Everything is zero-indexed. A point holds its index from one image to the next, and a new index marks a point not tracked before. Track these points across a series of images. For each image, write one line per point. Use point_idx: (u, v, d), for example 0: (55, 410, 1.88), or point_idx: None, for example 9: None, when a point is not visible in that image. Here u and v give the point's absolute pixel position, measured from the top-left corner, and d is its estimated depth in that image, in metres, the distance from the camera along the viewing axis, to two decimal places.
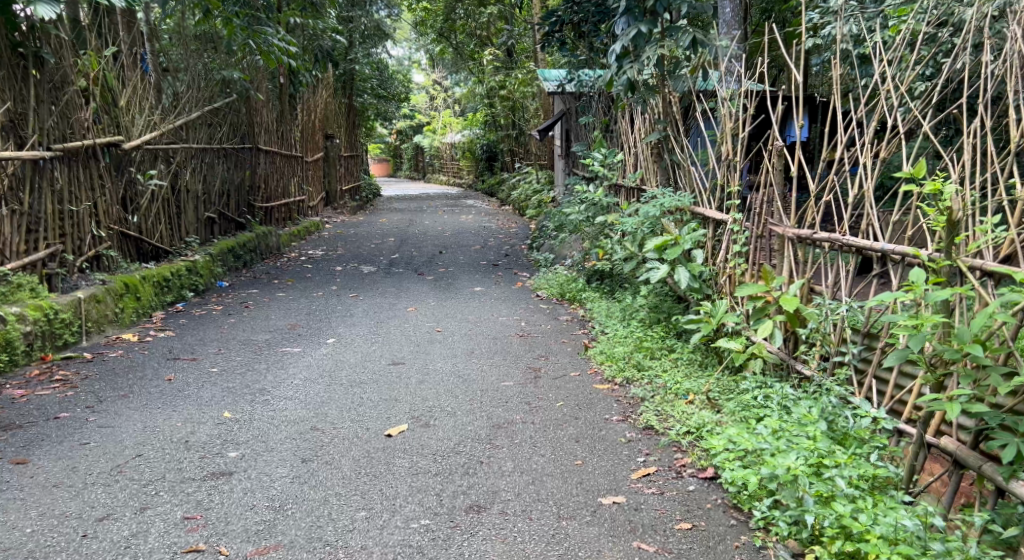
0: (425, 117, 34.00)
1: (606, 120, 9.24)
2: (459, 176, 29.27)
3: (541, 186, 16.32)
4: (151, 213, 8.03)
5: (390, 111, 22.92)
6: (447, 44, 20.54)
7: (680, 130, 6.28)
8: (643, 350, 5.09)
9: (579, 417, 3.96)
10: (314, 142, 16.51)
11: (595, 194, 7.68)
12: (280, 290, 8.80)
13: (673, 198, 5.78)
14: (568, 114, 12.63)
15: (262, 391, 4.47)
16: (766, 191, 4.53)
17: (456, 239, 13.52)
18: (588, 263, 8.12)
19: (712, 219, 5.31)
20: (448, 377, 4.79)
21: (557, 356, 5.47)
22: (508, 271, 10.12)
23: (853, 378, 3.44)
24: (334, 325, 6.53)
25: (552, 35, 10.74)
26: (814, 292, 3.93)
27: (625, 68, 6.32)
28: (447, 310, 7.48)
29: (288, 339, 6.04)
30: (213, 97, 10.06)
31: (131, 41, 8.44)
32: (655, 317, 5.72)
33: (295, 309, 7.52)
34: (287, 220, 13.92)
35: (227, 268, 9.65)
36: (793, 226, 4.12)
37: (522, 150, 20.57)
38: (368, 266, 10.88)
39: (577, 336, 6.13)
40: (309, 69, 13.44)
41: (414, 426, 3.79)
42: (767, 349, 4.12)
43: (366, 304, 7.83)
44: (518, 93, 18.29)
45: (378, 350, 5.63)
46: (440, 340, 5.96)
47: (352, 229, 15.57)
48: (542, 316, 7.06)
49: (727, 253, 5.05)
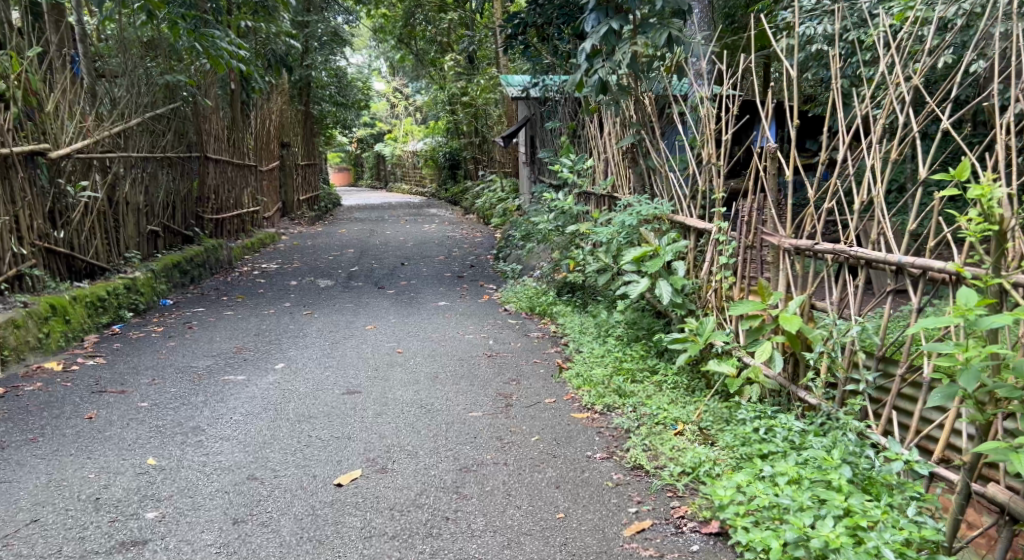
0: (386, 125, 33.42)
1: (574, 124, 8.81)
2: (422, 184, 28.67)
3: (506, 194, 15.89)
4: (84, 228, 7.45)
5: (349, 119, 22.35)
6: (407, 50, 20.08)
7: (655, 133, 5.87)
8: (622, 373, 4.65)
9: (558, 455, 3.50)
10: (269, 150, 15.91)
11: (564, 201, 7.24)
12: (229, 308, 8.22)
13: (650, 206, 5.38)
14: (534, 119, 12.17)
15: (196, 430, 3.94)
16: (755, 198, 4.13)
17: (419, 250, 13.00)
18: (558, 274, 7.68)
19: (692, 227, 4.91)
20: (410, 408, 4.29)
21: (530, 380, 5.01)
22: (473, 283, 9.63)
23: (869, 409, 3.03)
24: (285, 348, 6.00)
25: (515, 37, 10.31)
26: (817, 310, 3.51)
27: (595, 68, 5.89)
28: (409, 327, 6.97)
29: (233, 365, 5.50)
30: (156, 104, 9.46)
31: (60, 43, 7.89)
32: (634, 335, 5.29)
33: (243, 330, 6.96)
34: (240, 231, 13.29)
35: (172, 285, 9.06)
36: (790, 235, 3.70)
37: (485, 158, 20.08)
38: (326, 280, 10.32)
39: (550, 355, 5.69)
40: (262, 75, 12.84)
41: (368, 471, 3.30)
42: (764, 374, 3.67)
43: (321, 322, 7.31)
44: (480, 99, 17.81)
45: (332, 377, 5.10)
46: (402, 363, 5.46)
47: (310, 240, 14.96)
48: (511, 333, 6.59)
49: (711, 265, 4.65)
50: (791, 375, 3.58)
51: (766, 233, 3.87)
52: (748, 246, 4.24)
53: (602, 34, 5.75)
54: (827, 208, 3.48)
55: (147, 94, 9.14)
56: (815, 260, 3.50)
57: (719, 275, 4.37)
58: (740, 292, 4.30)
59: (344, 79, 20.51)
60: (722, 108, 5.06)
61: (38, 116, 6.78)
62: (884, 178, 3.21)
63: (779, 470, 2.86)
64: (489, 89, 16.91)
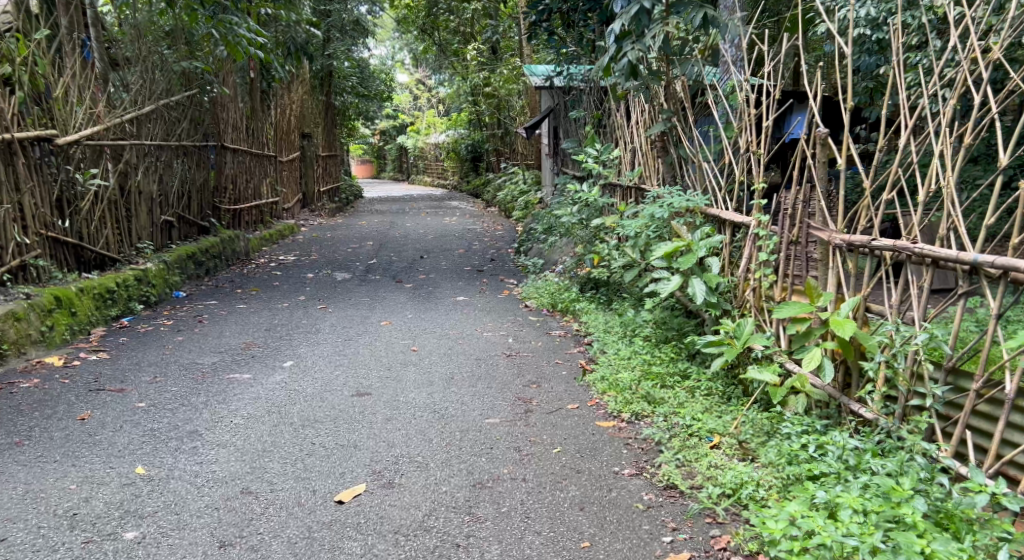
0: (408, 117, 33.17)
1: (599, 114, 8.46)
2: (444, 177, 28.42)
3: (528, 186, 15.60)
4: (94, 217, 7.22)
5: (371, 110, 22.10)
6: (429, 41, 19.83)
7: (688, 121, 5.54)
8: (651, 378, 4.33)
9: (582, 470, 3.20)
10: (289, 140, 15.70)
11: (588, 193, 6.89)
12: (242, 302, 7.97)
13: (682, 198, 5.05)
14: (557, 110, 11.83)
15: (193, 434, 3.66)
16: (802, 188, 3.81)
17: (440, 243, 12.74)
18: (581, 269, 7.36)
19: (728, 221, 4.59)
20: (423, 413, 3.99)
21: (552, 383, 4.69)
22: (493, 278, 9.32)
23: (936, 427, 2.73)
24: (295, 345, 5.73)
25: (539, 25, 10.01)
26: (872, 314, 3.18)
27: (625, 51, 5.56)
28: (425, 323, 6.67)
29: (240, 362, 5.23)
30: (172, 91, 9.24)
31: (72, 26, 7.68)
32: (663, 336, 4.96)
33: (254, 324, 6.70)
34: (258, 222, 13.07)
35: (186, 276, 8.83)
36: (842, 230, 3.38)
37: (508, 151, 19.75)
38: (343, 272, 10.06)
39: (572, 356, 5.38)
40: (282, 63, 12.61)
41: (373, 487, 3.03)
42: (809, 384, 3.34)
43: (335, 317, 7.04)
44: (503, 90, 17.52)
45: (342, 377, 4.81)
46: (416, 363, 5.18)
47: (329, 232, 14.73)
48: (532, 331, 6.28)
49: (750, 262, 4.31)
50: (841, 385, 3.26)
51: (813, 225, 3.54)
52: (790, 242, 3.93)
53: (632, 14, 5.43)
54: (887, 200, 3.15)
55: (163, 81, 8.91)
56: (871, 258, 3.17)
57: (759, 272, 4.04)
58: (783, 292, 3.97)
59: (366, 70, 20.23)
60: (763, 93, 4.73)
61: (47, 101, 6.55)
62: (955, 165, 2.87)
63: (838, 500, 2.54)
64: (512, 79, 16.56)
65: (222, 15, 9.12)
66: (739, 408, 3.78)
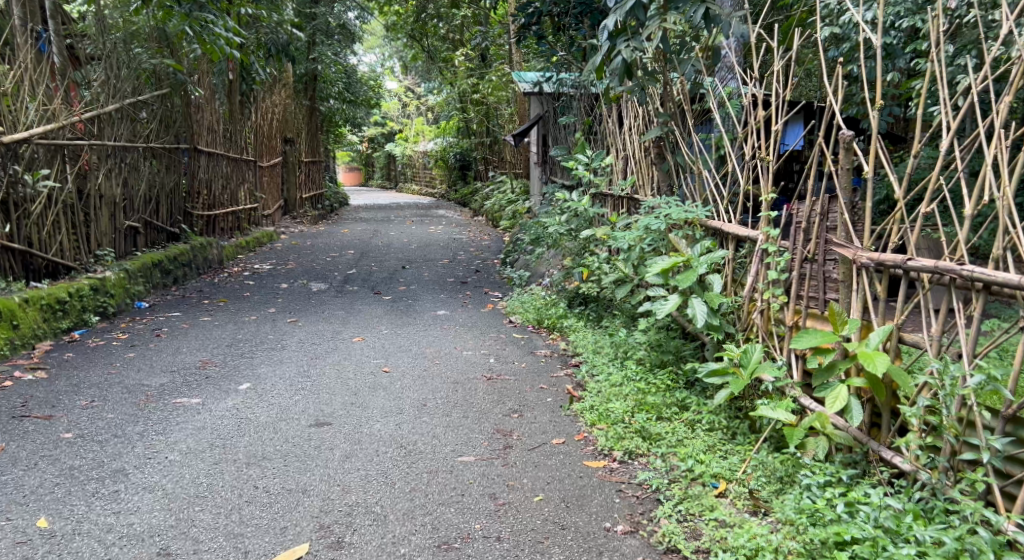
0: (396, 124, 32.66)
1: (590, 120, 8.04)
2: (432, 185, 27.97)
3: (517, 196, 15.16)
4: (45, 222, 6.73)
5: (358, 117, 21.60)
6: (418, 47, 19.40)
7: (687, 125, 5.12)
8: (645, 410, 3.92)
9: (568, 527, 2.81)
10: (270, 145, 15.18)
11: (578, 202, 6.44)
12: (207, 313, 7.46)
13: (681, 209, 4.60)
14: (547, 117, 11.41)
15: (117, 474, 3.16)
16: (821, 198, 3.37)
17: (424, 252, 12.27)
18: (569, 283, 6.91)
19: (732, 234, 4.17)
20: (387, 449, 3.54)
21: (535, 412, 4.23)
22: (477, 290, 8.86)
23: (996, 486, 2.38)
24: (256, 364, 5.25)
25: (528, 28, 9.57)
26: (907, 344, 2.76)
27: (620, 48, 5.13)
28: (401, 340, 6.19)
29: (191, 384, 4.73)
30: (139, 90, 8.70)
31: (25, 17, 7.16)
32: (659, 360, 4.52)
33: (215, 339, 6.18)
34: (234, 229, 12.55)
35: (151, 285, 8.33)
36: (870, 246, 2.96)
37: (496, 159, 19.35)
38: (319, 283, 9.58)
39: (559, 379, 4.94)
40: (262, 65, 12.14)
41: (319, 548, 2.66)
42: (831, 424, 2.91)
43: (305, 331, 6.57)
44: (492, 97, 17.10)
45: (301, 403, 4.32)
46: (386, 386, 4.70)
47: (308, 240, 14.21)
48: (516, 349, 5.81)
49: (756, 281, 3.89)
50: (868, 426, 2.83)
51: (833, 241, 3.11)
52: (805, 258, 3.50)
53: (628, 8, 4.99)
54: (924, 213, 2.72)
55: (131, 79, 8.43)
56: (906, 280, 2.75)
57: (768, 292, 3.62)
58: (795, 316, 3.54)
59: (353, 75, 19.77)
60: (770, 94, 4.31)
61: None
62: (1011, 173, 2.45)
63: None
64: (500, 85, 16.18)
65: (195, 11, 8.67)
66: (748, 449, 3.36)
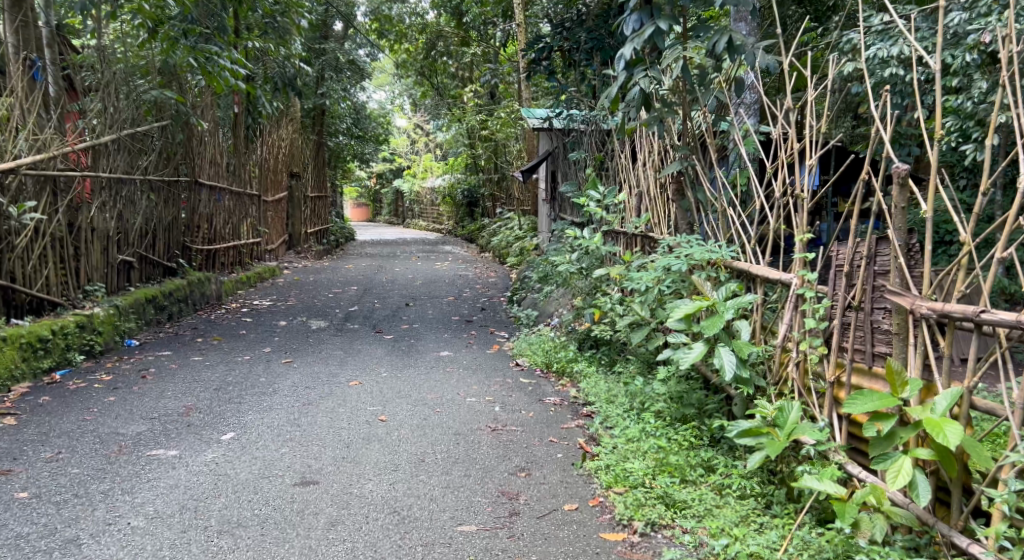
0: (404, 160, 32.52)
1: (602, 156, 7.74)
2: (439, 222, 27.76)
3: (525, 233, 14.87)
4: (31, 255, 6.41)
5: (366, 153, 21.42)
6: (428, 85, 19.28)
7: (708, 160, 4.80)
8: (667, 472, 3.57)
9: None
10: (275, 179, 14.94)
11: (590, 239, 6.09)
12: (199, 353, 7.08)
13: (703, 248, 4.26)
14: (557, 153, 11.14)
15: (68, 544, 2.90)
16: (869, 239, 3.03)
17: (429, 289, 11.94)
18: (579, 324, 6.55)
19: (761, 276, 3.82)
20: (377, 516, 3.21)
21: (544, 470, 3.86)
22: (482, 330, 8.48)
23: None
24: (243, 411, 4.88)
25: (539, 63, 9.30)
26: (978, 410, 2.43)
27: (636, 78, 4.82)
28: (401, 384, 5.82)
29: (170, 433, 4.33)
30: (141, 121, 8.39)
31: (19, 44, 6.89)
32: (680, 413, 4.15)
33: (203, 382, 5.78)
34: (234, 264, 12.22)
35: (143, 322, 7.99)
36: (931, 296, 2.64)
37: (504, 196, 19.10)
38: (320, 320, 9.24)
39: (570, 430, 4.56)
40: (268, 98, 11.90)
41: None
42: (888, 500, 2.57)
43: (300, 373, 6.21)
44: (501, 134, 16.88)
45: (288, 458, 3.93)
46: (382, 438, 4.33)
47: (310, 276, 13.87)
48: (523, 396, 5.42)
49: (791, 330, 3.54)
50: (932, 502, 2.50)
51: (887, 287, 2.77)
52: (848, 305, 3.16)
53: (646, 36, 4.69)
54: (999, 257, 2.42)
55: (131, 110, 8.16)
56: (979, 338, 2.44)
57: (805, 344, 3.28)
58: (837, 370, 3.20)
59: (362, 111, 19.62)
60: (802, 126, 3.98)
61: None
62: None
63: None
64: (509, 122, 15.97)
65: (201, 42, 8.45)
66: (788, 522, 3.06)
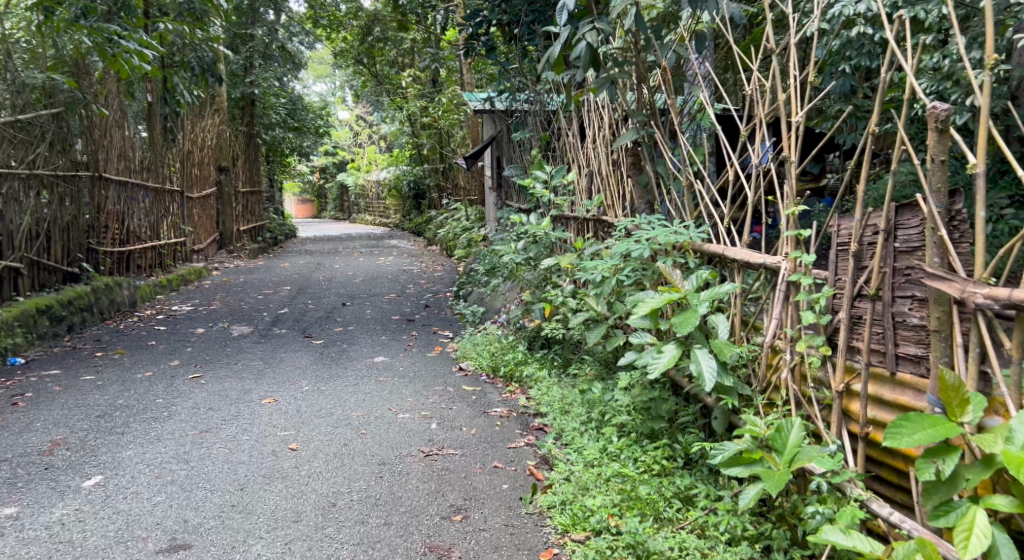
0: (347, 153, 31.39)
1: (548, 134, 6.99)
2: (386, 216, 26.80)
3: (472, 223, 14.08)
4: None
5: (305, 146, 20.36)
6: (367, 72, 18.29)
7: (670, 125, 4.05)
8: (638, 510, 2.88)
9: None
10: (201, 173, 13.87)
11: (537, 225, 5.34)
12: (92, 371, 6.17)
13: (667, 230, 3.56)
14: (501, 136, 10.37)
15: None
16: (887, 206, 2.34)
17: (369, 286, 11.08)
18: (529, 321, 5.80)
19: (740, 260, 3.12)
20: None
21: (484, 510, 3.11)
22: (424, 330, 7.67)
23: None
24: (121, 445, 4.04)
25: (477, 38, 8.50)
26: None
27: (582, 30, 4.04)
28: (324, 399, 5.01)
29: (17, 482, 3.49)
30: (26, 109, 7.39)
31: None
32: (648, 428, 3.43)
33: (86, 408, 4.90)
34: (154, 266, 11.22)
35: (34, 336, 7.04)
36: (989, 278, 2.01)
37: (451, 186, 18.26)
38: (243, 325, 8.35)
39: (517, 450, 3.82)
40: (186, 87, 10.87)
41: None
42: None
43: (207, 391, 5.35)
44: (444, 121, 16.04)
45: (161, 510, 3.14)
46: (288, 474, 3.53)
47: (241, 276, 12.88)
48: (465, 408, 4.64)
49: (780, 324, 2.83)
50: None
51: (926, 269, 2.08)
52: (859, 295, 2.46)
53: None
54: None
55: (8, 95, 7.18)
56: None
57: (804, 345, 2.57)
58: (845, 376, 2.51)
59: (297, 101, 18.55)
60: (782, 76, 3.25)
61: None
62: None
63: None
64: (452, 108, 15.12)
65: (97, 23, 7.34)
66: None
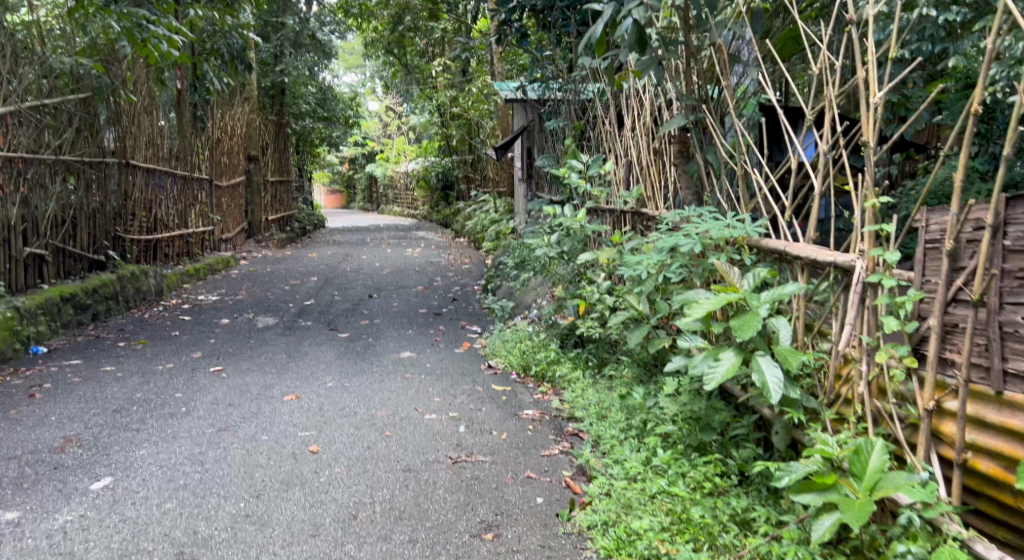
0: (376, 144, 31.22)
1: (584, 123, 6.67)
2: (415, 207, 26.59)
3: (500, 215, 13.80)
4: None
5: (334, 137, 20.19)
6: (397, 62, 18.04)
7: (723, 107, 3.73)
8: (691, 535, 2.60)
9: None
10: (229, 162, 13.72)
11: (573, 217, 5.04)
12: (112, 362, 5.98)
13: (721, 223, 3.25)
14: (533, 126, 10.06)
15: None
16: (996, 198, 2.04)
17: (396, 278, 10.86)
18: (562, 318, 5.52)
19: (806, 258, 2.82)
20: None
21: (518, 528, 2.85)
22: (451, 325, 7.41)
23: None
24: (135, 443, 3.83)
25: (511, 23, 8.18)
26: None
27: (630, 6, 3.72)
28: (347, 396, 4.78)
29: (23, 483, 3.29)
30: (53, 95, 7.21)
31: None
32: (697, 440, 3.15)
33: (103, 401, 4.70)
34: (182, 254, 11.08)
35: (57, 325, 6.87)
36: None
37: (480, 178, 17.99)
38: (268, 316, 8.15)
39: (550, 458, 3.55)
40: (216, 75, 10.69)
41: None
42: None
43: (228, 385, 5.13)
44: (474, 111, 15.74)
45: (170, 518, 2.92)
46: (307, 481, 3.28)
47: (268, 266, 12.73)
48: (495, 410, 4.38)
49: (854, 329, 2.52)
50: None
51: None
52: (955, 299, 2.16)
53: None
54: None
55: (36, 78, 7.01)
56: None
57: (886, 355, 2.27)
58: (936, 392, 2.21)
59: (327, 90, 18.35)
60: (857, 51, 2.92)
61: None
62: None
63: None
64: (484, 98, 14.82)
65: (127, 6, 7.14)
66: None
